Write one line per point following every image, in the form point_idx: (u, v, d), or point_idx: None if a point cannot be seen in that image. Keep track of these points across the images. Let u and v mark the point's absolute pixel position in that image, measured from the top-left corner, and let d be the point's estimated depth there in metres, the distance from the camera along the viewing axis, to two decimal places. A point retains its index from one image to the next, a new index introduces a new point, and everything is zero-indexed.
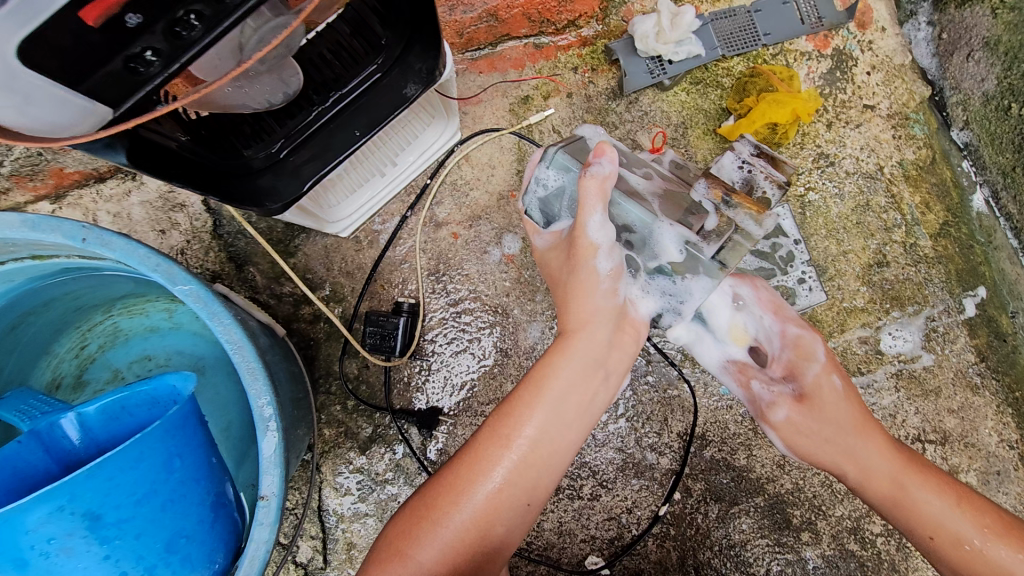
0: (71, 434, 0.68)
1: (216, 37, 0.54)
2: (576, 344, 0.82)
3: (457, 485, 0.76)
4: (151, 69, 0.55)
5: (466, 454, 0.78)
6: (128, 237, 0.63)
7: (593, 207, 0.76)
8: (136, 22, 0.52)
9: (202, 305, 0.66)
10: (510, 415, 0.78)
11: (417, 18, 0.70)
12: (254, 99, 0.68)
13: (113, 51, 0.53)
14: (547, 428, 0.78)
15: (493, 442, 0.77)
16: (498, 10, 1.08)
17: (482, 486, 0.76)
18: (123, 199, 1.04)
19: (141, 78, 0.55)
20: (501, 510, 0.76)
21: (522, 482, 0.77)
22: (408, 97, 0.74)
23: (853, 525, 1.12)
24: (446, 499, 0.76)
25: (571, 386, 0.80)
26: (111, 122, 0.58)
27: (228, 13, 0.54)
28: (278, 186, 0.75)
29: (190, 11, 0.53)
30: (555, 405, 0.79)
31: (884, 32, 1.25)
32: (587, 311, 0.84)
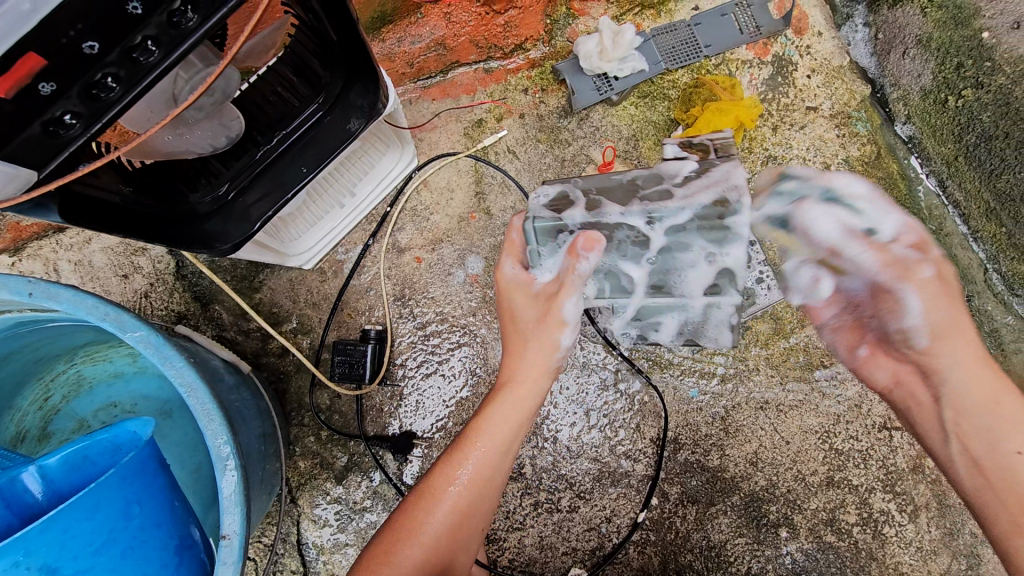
0: (33, 487, 0.67)
1: (135, 97, 0.55)
2: (510, 400, 0.85)
3: (431, 488, 0.80)
4: (71, 132, 0.55)
5: (440, 465, 0.82)
6: (75, 289, 0.64)
7: (573, 288, 0.83)
8: (49, 90, 0.52)
9: (154, 350, 0.66)
10: (458, 453, 0.82)
11: (353, 59, 0.72)
12: (198, 145, 0.71)
13: (30, 117, 0.53)
14: (485, 471, 0.81)
15: (449, 466, 0.81)
16: (446, 39, 1.12)
17: (455, 484, 0.80)
18: (84, 247, 1.05)
19: (62, 140, 0.55)
20: (478, 509, 0.80)
21: (475, 512, 0.80)
22: (352, 132, 0.76)
23: (829, 517, 1.14)
24: (419, 507, 0.79)
25: (504, 437, 0.83)
26: (36, 184, 0.56)
27: (145, 73, 0.54)
28: (228, 227, 0.77)
29: (106, 74, 0.54)
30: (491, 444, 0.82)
31: (821, 36, 1.30)
32: (525, 372, 0.87)
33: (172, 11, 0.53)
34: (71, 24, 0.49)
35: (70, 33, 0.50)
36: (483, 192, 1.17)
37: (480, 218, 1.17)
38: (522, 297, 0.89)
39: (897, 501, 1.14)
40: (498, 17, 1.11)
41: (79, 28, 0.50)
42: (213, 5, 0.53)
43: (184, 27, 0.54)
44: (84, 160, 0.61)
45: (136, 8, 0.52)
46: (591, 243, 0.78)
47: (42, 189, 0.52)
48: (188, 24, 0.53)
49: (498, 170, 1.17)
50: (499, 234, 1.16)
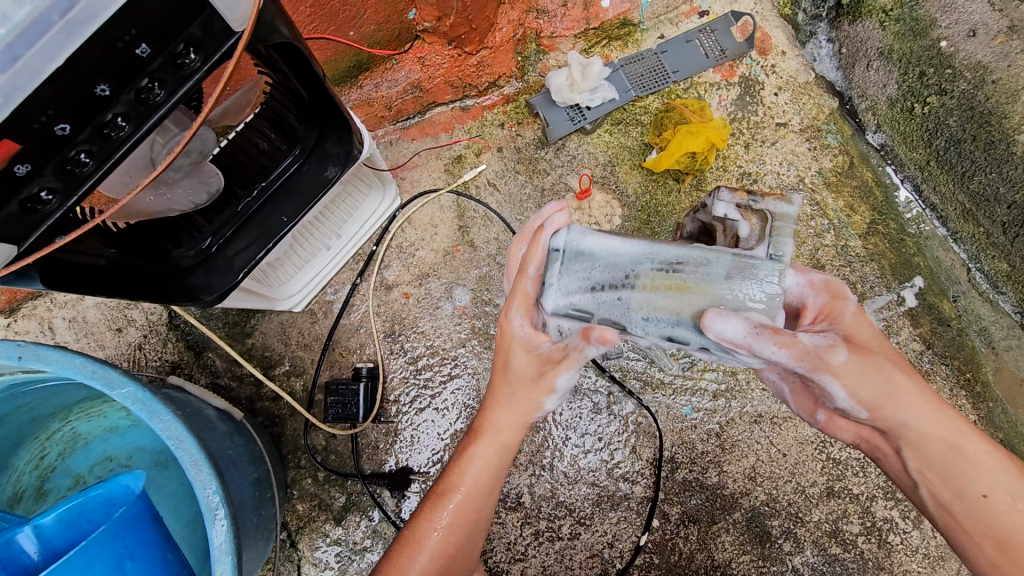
0: (29, 548, 0.68)
1: (110, 169, 0.56)
2: (480, 454, 0.81)
3: (415, 539, 0.80)
4: (48, 207, 0.55)
5: (422, 512, 0.82)
6: (65, 348, 0.66)
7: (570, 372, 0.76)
8: (24, 170, 0.52)
9: (142, 406, 0.68)
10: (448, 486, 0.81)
11: (325, 112, 0.76)
12: (179, 202, 0.74)
13: (6, 197, 0.52)
14: (476, 505, 0.81)
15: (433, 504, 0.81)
16: (422, 82, 1.17)
17: (434, 524, 0.80)
18: (78, 303, 1.08)
19: (39, 216, 0.55)
20: (460, 545, 0.81)
21: (460, 553, 0.81)
22: (330, 178, 0.80)
23: (832, 528, 1.13)
24: (411, 551, 0.80)
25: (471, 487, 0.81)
26: (14, 258, 0.55)
27: (116, 147, 0.56)
28: (212, 280, 0.79)
29: (78, 150, 0.54)
30: (467, 490, 0.81)
31: (785, 55, 1.35)
32: (505, 423, 0.81)
33: (138, 88, 0.54)
34: (43, 109, 0.50)
35: (41, 118, 0.50)
36: (466, 225, 1.19)
37: (464, 251, 1.19)
38: (523, 354, 0.78)
39: (900, 508, 1.14)
40: (471, 58, 1.16)
41: (50, 112, 0.50)
42: (179, 80, 0.56)
43: (152, 102, 0.56)
44: (66, 230, 0.62)
45: (105, 90, 0.52)
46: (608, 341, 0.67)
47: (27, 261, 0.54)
48: (155, 100, 0.56)
49: (480, 204, 1.20)
50: (484, 265, 1.19)
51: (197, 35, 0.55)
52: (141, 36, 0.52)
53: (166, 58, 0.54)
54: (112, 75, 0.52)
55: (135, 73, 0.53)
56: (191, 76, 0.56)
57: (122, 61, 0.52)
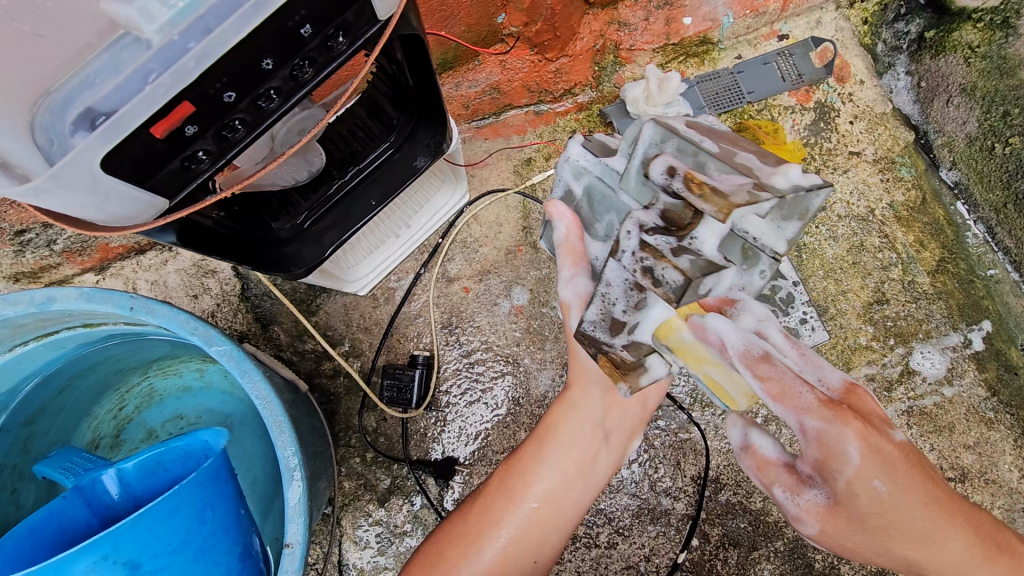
0: (111, 489, 0.73)
1: (257, 137, 0.60)
2: (578, 402, 0.86)
3: (491, 510, 0.84)
4: (201, 166, 0.59)
5: (499, 481, 0.86)
6: (171, 304, 0.70)
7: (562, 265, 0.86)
8: (192, 131, 0.56)
9: (234, 364, 0.71)
10: (521, 472, 0.85)
11: (425, 103, 0.79)
12: (281, 177, 0.78)
13: (171, 155, 0.56)
14: (557, 488, 0.84)
15: (504, 493, 0.84)
16: (500, 84, 1.20)
17: (517, 506, 0.83)
18: (160, 268, 1.13)
19: (192, 173, 0.59)
20: (559, 518, 0.84)
21: (529, 539, 0.82)
22: (419, 168, 0.83)
23: (878, 569, 1.10)
24: (484, 522, 0.83)
25: (573, 439, 0.85)
26: (166, 210, 0.61)
27: (266, 117, 0.60)
28: (303, 252, 0.82)
29: (235, 118, 0.58)
30: (559, 457, 0.85)
31: (863, 84, 1.33)
32: (583, 370, 0.87)
33: (294, 65, 0.57)
34: (220, 77, 0.53)
35: (216, 85, 0.53)
36: (530, 227, 1.22)
37: (526, 251, 1.21)
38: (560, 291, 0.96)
39: None
40: (550, 64, 1.18)
41: (224, 81, 0.53)
42: (326, 60, 0.59)
43: (301, 79, 0.58)
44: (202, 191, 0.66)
45: (269, 63, 0.55)
46: (556, 213, 0.85)
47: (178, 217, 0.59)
48: (305, 77, 0.58)
49: (546, 207, 1.22)
50: (544, 267, 1.20)
51: (350, 20, 0.57)
52: (308, 17, 0.54)
53: (321, 39, 0.56)
54: (277, 51, 0.55)
55: (296, 51, 0.56)
56: (337, 58, 0.59)
57: (288, 39, 0.54)
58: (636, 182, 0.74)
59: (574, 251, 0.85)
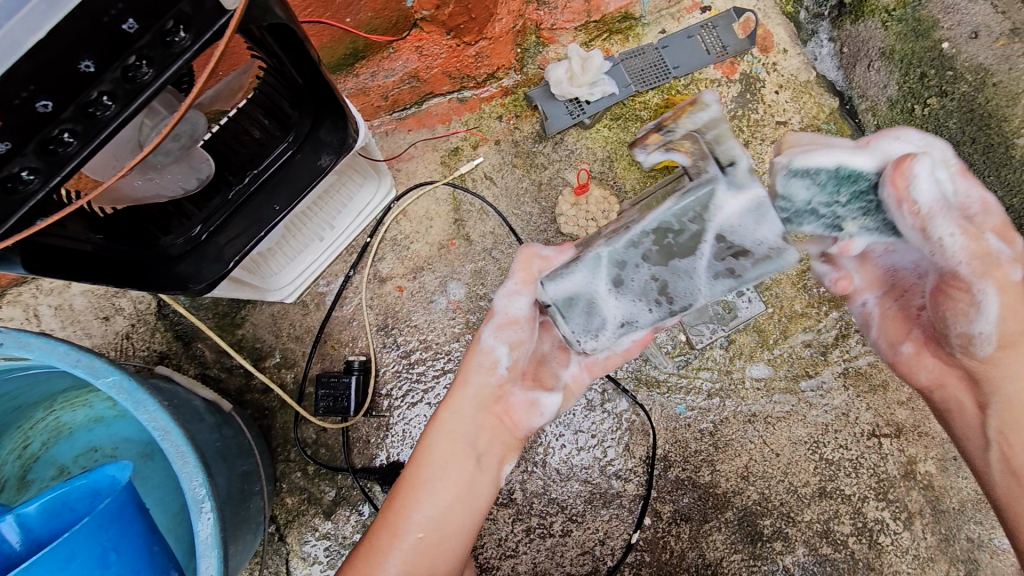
0: (10, 537, 0.66)
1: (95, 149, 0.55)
2: (443, 423, 0.82)
3: (388, 520, 0.77)
4: (30, 186, 0.54)
5: (389, 504, 0.79)
6: (46, 336, 0.64)
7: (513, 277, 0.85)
8: (3, 147, 0.52)
9: (126, 395, 0.66)
10: (399, 502, 0.78)
11: (320, 99, 0.74)
12: (168, 187, 0.73)
13: None
14: (434, 513, 0.77)
15: (386, 531, 0.77)
16: (419, 72, 1.15)
17: (399, 539, 0.75)
18: (64, 290, 1.05)
19: (20, 195, 0.54)
20: (440, 537, 0.76)
21: (421, 567, 0.74)
22: (324, 167, 0.79)
23: (823, 528, 1.14)
24: (392, 512, 0.78)
25: (445, 451, 0.80)
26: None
27: (104, 126, 0.55)
28: (202, 269, 0.77)
29: (62, 129, 0.54)
30: (432, 483, 0.78)
31: (786, 53, 1.34)
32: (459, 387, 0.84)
33: (126, 66, 0.54)
34: (23, 84, 0.51)
35: (23, 93, 0.51)
36: (462, 219, 1.18)
37: (460, 244, 1.18)
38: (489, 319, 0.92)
39: (890, 509, 1.15)
40: (468, 48, 1.13)
41: (32, 88, 0.51)
42: (166, 58, 0.55)
43: (139, 81, 0.55)
44: (48, 213, 0.60)
45: (89, 66, 0.53)
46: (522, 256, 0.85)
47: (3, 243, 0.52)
48: (143, 78, 0.55)
49: (476, 197, 1.18)
50: (480, 260, 1.17)
51: (186, 13, 0.54)
52: (127, 11, 0.52)
53: (154, 35, 0.54)
54: (97, 50, 0.53)
55: (123, 50, 0.54)
56: (179, 54, 0.55)
57: (107, 38, 0.52)
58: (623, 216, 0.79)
59: (526, 270, 0.84)
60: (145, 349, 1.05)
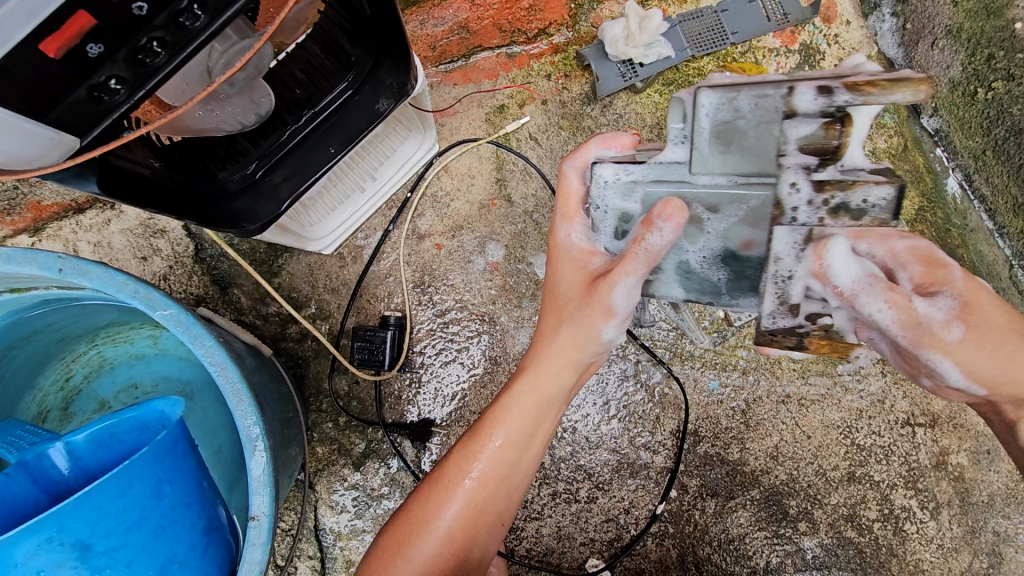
0: (59, 464, 0.67)
1: (180, 62, 0.57)
2: (534, 387, 0.80)
3: (459, 466, 0.79)
4: (115, 98, 0.57)
5: (461, 449, 0.81)
6: (105, 265, 0.64)
7: (633, 269, 0.69)
8: (97, 51, 0.53)
9: (183, 329, 0.66)
10: (472, 448, 0.79)
11: (385, 37, 0.71)
12: (227, 122, 0.71)
13: (77, 82, 0.55)
14: (513, 458, 0.79)
15: (455, 472, 0.79)
16: (469, 23, 1.10)
17: (466, 483, 0.78)
18: (103, 228, 1.04)
19: (106, 106, 0.57)
20: (510, 467, 0.79)
21: (486, 508, 0.78)
22: (382, 111, 0.76)
23: (849, 512, 1.13)
24: (463, 457, 0.79)
25: (529, 395, 0.80)
26: (77, 151, 0.59)
27: (190, 38, 0.56)
28: (256, 207, 0.77)
29: (152, 38, 0.55)
30: (517, 434, 0.79)
31: (850, 25, 1.28)
32: (554, 365, 0.80)
33: None
34: None
35: None
36: (504, 179, 1.15)
37: (501, 205, 1.15)
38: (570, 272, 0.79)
39: (918, 498, 1.13)
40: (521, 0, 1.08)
41: None
42: None
43: None
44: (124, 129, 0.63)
45: None
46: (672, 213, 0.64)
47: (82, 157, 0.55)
48: None
49: (520, 157, 1.15)
50: (520, 222, 1.15)
51: None
52: None
53: None
54: None
55: None
56: None
57: None
58: (710, 155, 0.65)
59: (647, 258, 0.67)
60: (183, 292, 1.05)
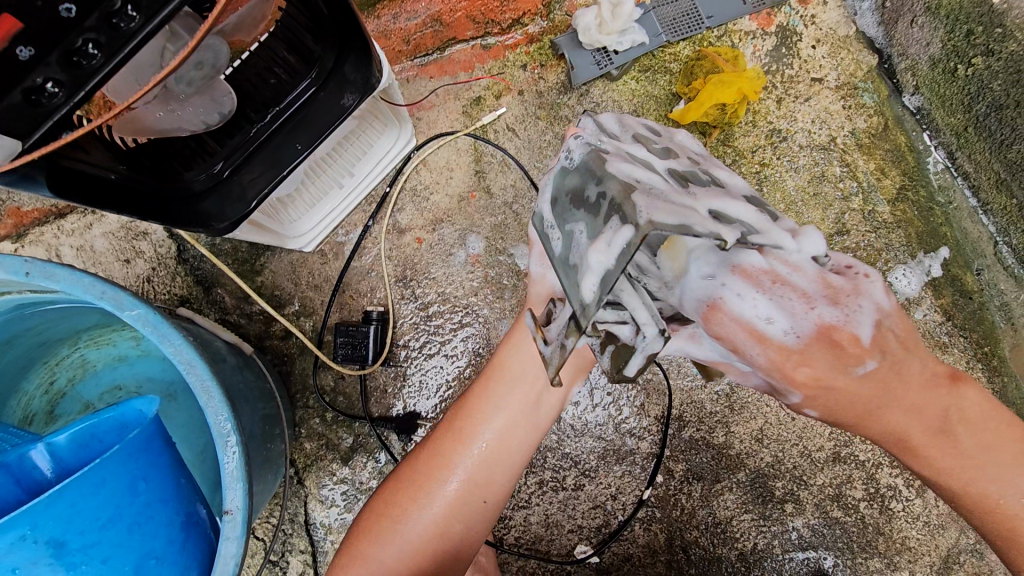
0: (42, 465, 0.68)
1: (116, 63, 0.58)
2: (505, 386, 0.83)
3: (425, 473, 0.83)
4: (53, 100, 0.58)
5: (427, 452, 0.85)
6: (72, 268, 0.65)
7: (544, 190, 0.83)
8: (28, 54, 0.56)
9: (151, 329, 0.67)
10: (438, 454, 0.83)
11: (344, 32, 0.72)
12: (190, 122, 0.72)
13: (11, 85, 0.57)
14: (500, 439, 0.82)
15: (423, 469, 0.83)
16: (442, 15, 1.12)
17: (435, 486, 0.82)
18: (85, 232, 1.05)
19: (44, 109, 0.58)
20: (505, 456, 0.83)
21: (461, 498, 0.81)
22: (347, 107, 0.76)
23: (836, 492, 1.14)
24: (428, 462, 0.83)
25: (524, 387, 0.83)
26: (17, 154, 0.60)
27: (125, 39, 0.57)
28: (225, 208, 0.77)
29: (86, 39, 0.57)
30: (497, 420, 0.82)
31: (826, 6, 1.27)
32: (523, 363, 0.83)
33: None
34: None
35: None
36: (483, 171, 1.15)
37: (480, 197, 1.16)
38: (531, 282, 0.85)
39: (904, 476, 1.14)
40: None
41: None
42: None
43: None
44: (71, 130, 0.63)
45: None
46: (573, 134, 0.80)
47: (21, 157, 0.55)
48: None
49: (498, 149, 1.15)
50: (499, 213, 1.15)
51: None
52: None
53: None
54: None
55: None
56: None
57: None
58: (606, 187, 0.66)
59: None
60: (166, 293, 1.06)
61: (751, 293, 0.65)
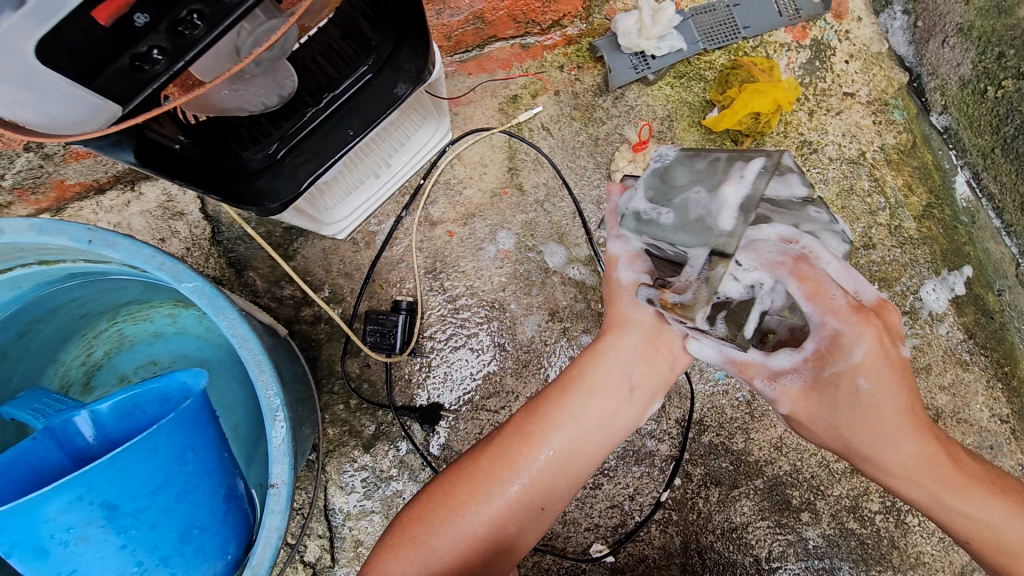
0: (84, 431, 0.69)
1: (217, 35, 0.60)
2: (577, 398, 0.84)
3: (478, 476, 0.81)
4: (156, 67, 0.61)
5: (486, 452, 0.84)
6: (132, 238, 0.66)
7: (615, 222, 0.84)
8: (143, 21, 0.57)
9: (207, 301, 0.68)
10: (501, 456, 0.82)
11: (404, 20, 0.74)
12: (250, 102, 0.74)
13: (120, 50, 0.58)
14: (570, 447, 0.82)
15: (481, 464, 0.82)
16: (485, 13, 1.10)
17: (497, 485, 0.81)
18: (123, 209, 1.06)
19: (146, 74, 0.61)
20: (573, 464, 0.83)
21: (522, 503, 0.81)
22: (400, 95, 0.78)
23: (852, 504, 1.14)
24: (488, 462, 0.82)
25: (605, 394, 0.84)
26: (121, 117, 0.63)
27: (227, 12, 0.59)
28: (278, 186, 0.79)
29: (192, 11, 0.58)
30: (572, 426, 0.83)
31: (861, 22, 1.29)
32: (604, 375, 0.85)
33: None
34: None
35: None
36: (517, 168, 1.17)
37: (512, 194, 1.17)
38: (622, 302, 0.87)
39: None
40: None
41: None
42: None
43: None
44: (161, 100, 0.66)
45: None
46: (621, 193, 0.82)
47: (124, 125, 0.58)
48: None
49: (533, 147, 1.17)
50: (531, 211, 1.17)
51: None
52: None
53: None
54: None
55: None
56: None
57: None
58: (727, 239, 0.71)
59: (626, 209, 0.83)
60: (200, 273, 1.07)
61: (830, 257, 0.73)
